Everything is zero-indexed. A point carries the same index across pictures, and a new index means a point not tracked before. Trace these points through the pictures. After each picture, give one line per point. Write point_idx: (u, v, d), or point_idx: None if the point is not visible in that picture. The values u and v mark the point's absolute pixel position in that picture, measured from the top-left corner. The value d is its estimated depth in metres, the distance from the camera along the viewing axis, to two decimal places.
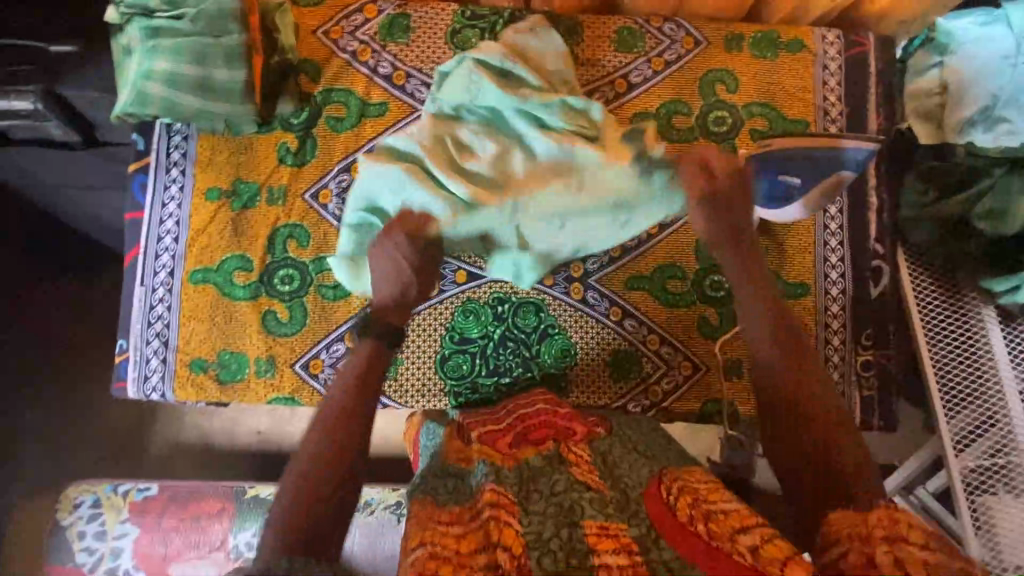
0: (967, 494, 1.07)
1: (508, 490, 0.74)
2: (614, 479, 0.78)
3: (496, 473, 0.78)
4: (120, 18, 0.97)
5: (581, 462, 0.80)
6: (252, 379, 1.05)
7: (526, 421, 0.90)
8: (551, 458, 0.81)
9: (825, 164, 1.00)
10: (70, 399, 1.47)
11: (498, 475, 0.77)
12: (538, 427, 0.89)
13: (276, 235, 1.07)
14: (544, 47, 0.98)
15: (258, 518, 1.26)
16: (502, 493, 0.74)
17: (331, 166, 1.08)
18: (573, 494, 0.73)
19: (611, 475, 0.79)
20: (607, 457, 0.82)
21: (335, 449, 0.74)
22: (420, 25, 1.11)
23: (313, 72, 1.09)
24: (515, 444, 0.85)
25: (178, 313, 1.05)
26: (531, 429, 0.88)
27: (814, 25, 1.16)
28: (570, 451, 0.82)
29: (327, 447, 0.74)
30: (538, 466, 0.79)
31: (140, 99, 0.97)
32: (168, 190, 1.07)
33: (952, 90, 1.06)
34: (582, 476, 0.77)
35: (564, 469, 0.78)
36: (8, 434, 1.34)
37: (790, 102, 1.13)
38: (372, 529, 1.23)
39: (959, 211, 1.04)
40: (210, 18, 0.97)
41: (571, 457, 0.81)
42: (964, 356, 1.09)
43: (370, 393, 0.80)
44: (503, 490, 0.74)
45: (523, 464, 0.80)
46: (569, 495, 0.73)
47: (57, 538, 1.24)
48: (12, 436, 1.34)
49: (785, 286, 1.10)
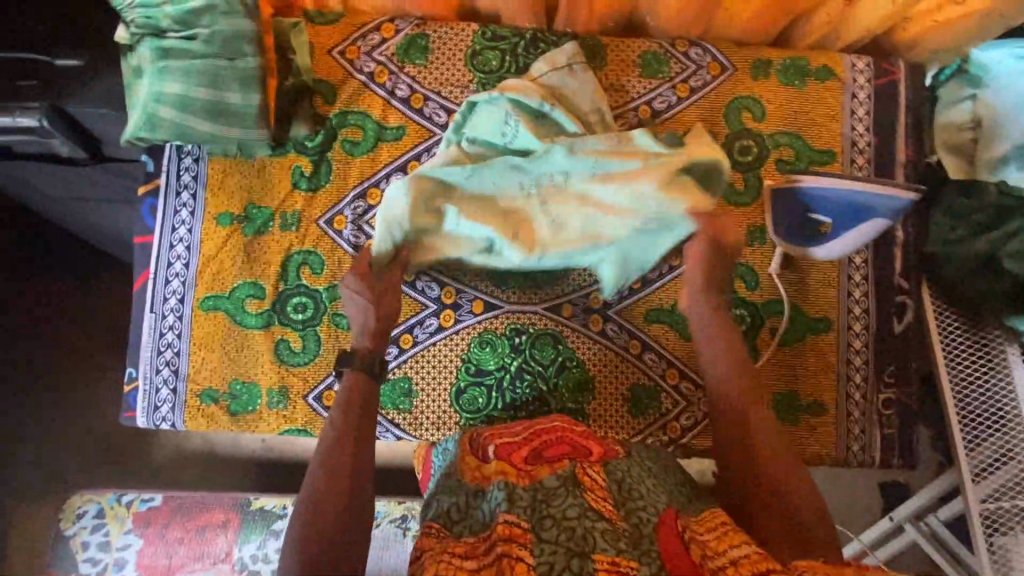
0: (984, 531, 1.04)
1: (520, 521, 0.71)
2: (626, 508, 0.76)
3: (510, 495, 0.75)
4: (130, 38, 0.94)
5: (597, 488, 0.77)
6: (264, 410, 1.03)
7: (543, 438, 0.87)
8: (567, 476, 0.77)
9: (858, 213, 0.93)
10: (69, 399, 1.43)
11: (511, 498, 0.75)
12: (555, 444, 0.86)
13: (289, 262, 1.04)
14: (580, 87, 1.01)
15: (262, 531, 1.23)
16: (513, 522, 0.71)
17: (346, 191, 1.05)
18: (585, 522, 0.71)
19: (625, 504, 0.76)
20: (622, 480, 0.81)
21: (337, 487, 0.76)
22: (440, 46, 1.07)
23: (328, 93, 1.06)
24: (531, 459, 0.83)
25: (188, 341, 1.03)
26: (546, 446, 0.86)
27: (843, 52, 1.13)
28: (586, 473, 0.79)
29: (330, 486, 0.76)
30: (552, 484, 0.76)
31: (150, 122, 0.94)
32: (178, 214, 1.04)
33: (986, 126, 1.06)
34: (597, 503, 0.75)
35: (578, 494, 0.75)
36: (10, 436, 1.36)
37: (817, 132, 1.10)
38: (378, 542, 1.22)
39: (988, 249, 1.01)
40: (224, 40, 0.93)
41: (585, 480, 0.78)
42: (988, 393, 1.05)
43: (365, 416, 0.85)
44: (515, 520, 0.72)
45: (537, 483, 0.77)
46: (583, 522, 0.71)
47: (61, 546, 1.23)
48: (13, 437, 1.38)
49: (807, 320, 1.09)
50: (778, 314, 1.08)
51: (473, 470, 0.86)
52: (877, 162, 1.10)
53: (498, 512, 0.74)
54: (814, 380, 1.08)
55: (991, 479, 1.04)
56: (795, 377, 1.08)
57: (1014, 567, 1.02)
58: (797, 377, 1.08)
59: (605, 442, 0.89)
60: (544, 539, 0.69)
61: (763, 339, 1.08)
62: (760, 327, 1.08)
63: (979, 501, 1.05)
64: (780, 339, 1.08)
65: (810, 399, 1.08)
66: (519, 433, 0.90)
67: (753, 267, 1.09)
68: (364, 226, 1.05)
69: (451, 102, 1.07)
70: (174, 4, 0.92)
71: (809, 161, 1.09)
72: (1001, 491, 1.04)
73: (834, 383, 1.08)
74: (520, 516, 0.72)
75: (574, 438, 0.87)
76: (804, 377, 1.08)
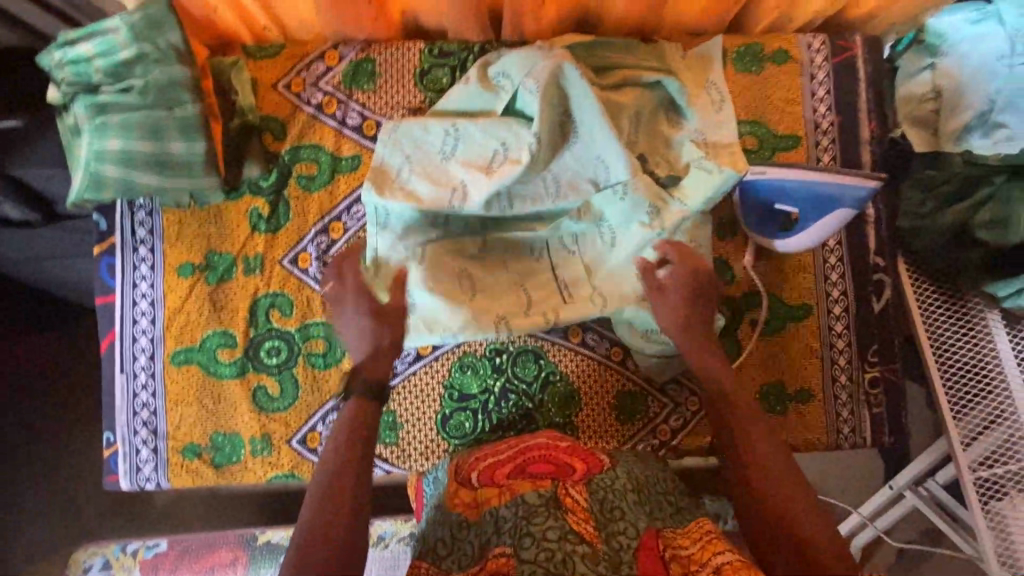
0: (980, 498, 1.02)
1: (506, 550, 0.73)
2: (606, 530, 0.75)
3: (496, 524, 0.78)
4: (63, 97, 0.91)
5: (578, 509, 0.77)
6: (249, 459, 1.01)
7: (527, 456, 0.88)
8: (547, 496, 0.78)
9: (822, 204, 0.93)
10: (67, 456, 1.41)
11: (497, 527, 0.77)
12: (539, 462, 0.88)
13: (258, 307, 1.02)
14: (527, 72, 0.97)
15: (271, 566, 1.23)
16: (500, 554, 0.73)
17: (307, 229, 1.03)
18: (564, 546, 0.71)
19: (605, 526, 0.76)
20: (604, 498, 0.81)
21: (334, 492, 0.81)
22: (387, 69, 1.04)
23: (277, 129, 1.03)
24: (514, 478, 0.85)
25: (163, 398, 1.01)
26: (531, 462, 0.88)
27: (798, 32, 1.11)
28: (567, 494, 0.79)
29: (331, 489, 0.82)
30: (534, 502, 0.76)
31: (94, 183, 0.92)
32: (138, 270, 1.02)
33: (946, 96, 1.03)
34: (577, 525, 0.74)
35: (559, 516, 0.75)
36: None
37: (778, 117, 1.08)
38: (387, 562, 1.21)
39: (962, 219, 1.00)
40: (159, 89, 0.91)
41: (566, 502, 0.78)
42: (970, 360, 1.04)
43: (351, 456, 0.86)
44: (503, 551, 0.73)
45: (518, 499, 0.78)
46: (562, 546, 0.71)
47: None
48: None
49: (786, 309, 1.08)
50: (756, 305, 1.07)
51: (457, 498, 0.86)
52: (843, 141, 1.08)
53: (489, 544, 0.76)
54: (798, 368, 1.08)
55: (982, 446, 1.02)
56: (779, 367, 1.07)
57: (1010, 530, 1.01)
58: (783, 367, 1.07)
59: (587, 457, 0.89)
60: (524, 559, 0.71)
61: (744, 333, 1.07)
62: (740, 322, 1.07)
63: (971, 470, 1.03)
64: (762, 331, 1.07)
65: (797, 388, 1.08)
66: (504, 451, 0.91)
67: (729, 261, 1.07)
68: (331, 262, 1.03)
69: None
70: (105, 58, 0.89)
71: (772, 148, 1.07)
72: (993, 458, 1.02)
73: (819, 368, 1.08)
74: (505, 542, 0.74)
75: (557, 457, 0.88)
76: (789, 367, 1.07)
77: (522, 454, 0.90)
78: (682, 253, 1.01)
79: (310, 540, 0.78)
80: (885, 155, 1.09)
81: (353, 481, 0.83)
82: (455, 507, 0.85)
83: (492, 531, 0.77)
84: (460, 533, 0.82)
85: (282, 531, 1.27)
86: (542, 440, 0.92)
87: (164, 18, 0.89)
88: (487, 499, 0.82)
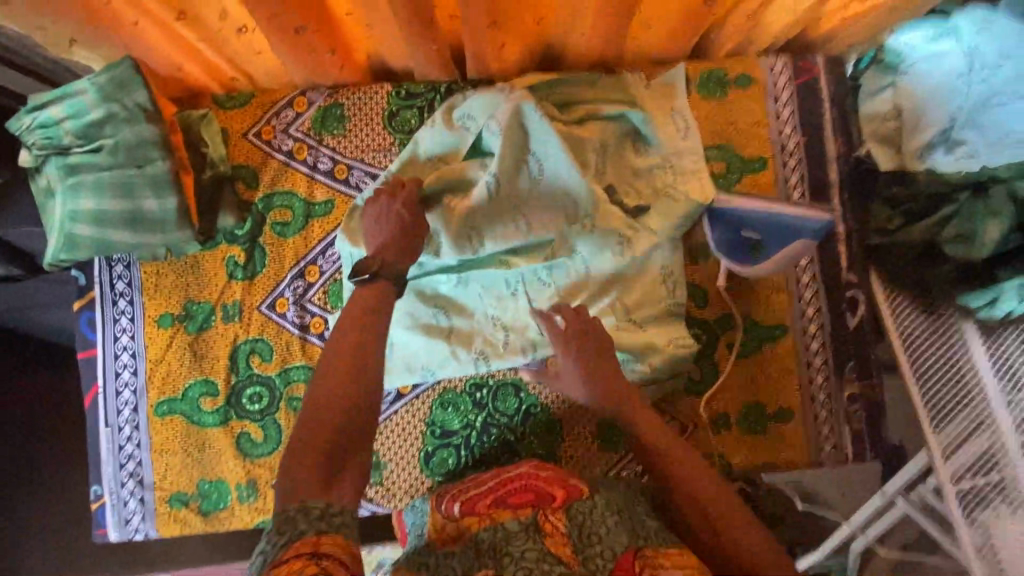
0: (964, 511, 0.99)
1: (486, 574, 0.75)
2: (583, 554, 0.78)
3: (478, 545, 0.80)
4: (35, 160, 0.93)
5: (557, 535, 0.80)
6: (235, 505, 1.02)
7: (507, 486, 0.89)
8: (527, 523, 0.81)
9: (784, 233, 0.93)
10: None
11: (478, 555, 0.78)
12: (520, 490, 0.88)
13: (238, 353, 1.03)
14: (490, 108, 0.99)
15: None
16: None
17: (283, 273, 1.04)
18: (542, 566, 0.75)
19: (583, 550, 0.79)
20: (583, 525, 0.82)
21: (341, 412, 0.71)
22: (356, 113, 1.06)
23: (250, 177, 1.05)
24: (495, 506, 0.86)
25: (148, 449, 1.02)
26: (511, 493, 0.88)
27: (759, 56, 1.13)
28: (547, 520, 0.82)
29: (332, 415, 0.71)
30: (513, 527, 0.80)
31: (69, 242, 0.94)
32: (119, 323, 1.03)
33: (907, 116, 1.06)
34: (556, 548, 0.78)
35: (538, 539, 0.79)
36: None
37: (745, 141, 1.09)
38: None
39: (929, 237, 1.01)
40: (129, 147, 0.92)
41: (546, 527, 0.81)
42: (948, 368, 1.01)
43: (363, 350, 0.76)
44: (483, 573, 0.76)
45: (498, 525, 0.81)
46: (540, 566, 0.75)
47: None
48: None
49: (763, 330, 1.09)
50: (732, 327, 1.08)
51: (439, 533, 0.86)
52: (809, 162, 1.10)
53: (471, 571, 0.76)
54: (777, 388, 1.08)
55: (962, 456, 0.99)
56: (758, 388, 1.08)
57: (997, 542, 0.97)
58: (761, 387, 1.08)
59: (568, 484, 0.90)
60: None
61: (722, 355, 1.08)
62: (717, 344, 1.08)
63: (954, 482, 0.99)
64: (739, 352, 1.08)
65: (776, 407, 1.08)
66: (487, 483, 0.93)
67: (702, 285, 1.09)
68: (308, 305, 1.04)
69: (376, 166, 1.06)
70: (74, 120, 0.91)
71: (740, 172, 1.09)
72: (975, 468, 0.99)
73: (797, 387, 1.09)
74: (487, 566, 0.76)
75: (537, 484, 0.89)
76: (767, 387, 1.08)
77: (503, 486, 0.91)
78: (655, 279, 1.02)
79: (311, 426, 0.71)
80: (852, 173, 1.11)
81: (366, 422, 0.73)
82: (440, 544, 0.85)
83: (473, 557, 0.78)
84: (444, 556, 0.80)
85: None
86: (523, 470, 0.94)
87: (131, 79, 0.90)
88: (472, 526, 0.84)
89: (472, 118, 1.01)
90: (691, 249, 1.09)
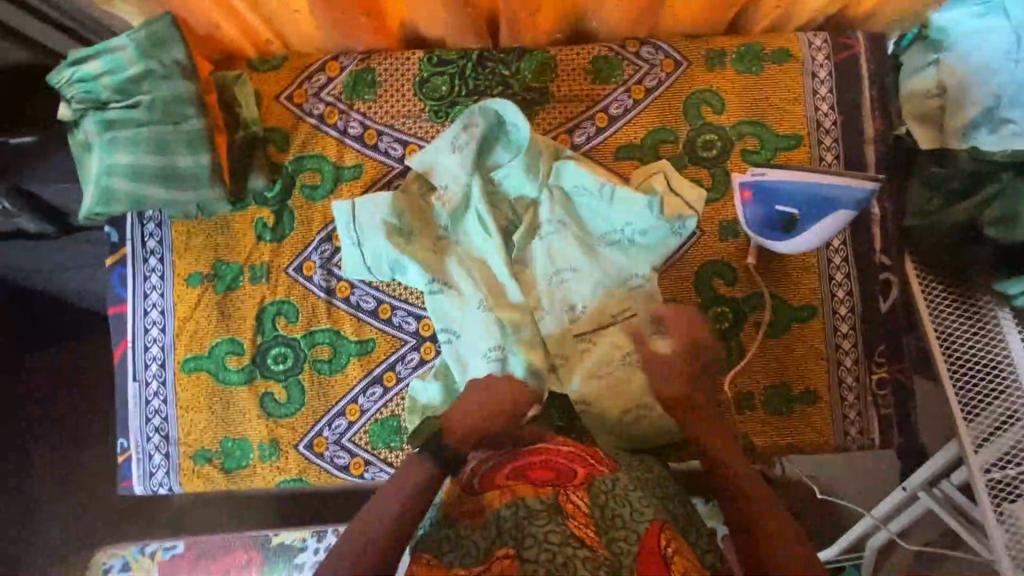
0: (993, 500, 0.97)
1: (509, 552, 0.77)
2: (608, 535, 0.79)
3: (497, 524, 0.80)
4: (73, 114, 0.94)
5: (579, 516, 0.80)
6: (258, 464, 1.04)
7: (526, 458, 0.88)
8: (549, 503, 0.80)
9: (824, 206, 0.92)
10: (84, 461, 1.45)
11: (499, 529, 0.79)
12: (539, 466, 0.87)
13: (264, 314, 1.04)
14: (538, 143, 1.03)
15: (284, 566, 1.30)
16: (502, 556, 0.76)
17: (311, 237, 1.05)
18: (566, 550, 0.74)
19: (607, 533, 0.79)
20: (605, 506, 0.82)
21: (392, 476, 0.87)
22: (387, 79, 1.06)
23: (281, 141, 1.05)
24: (516, 480, 0.85)
25: (174, 405, 1.04)
26: (530, 466, 0.87)
27: (799, 31, 1.10)
28: (568, 500, 0.82)
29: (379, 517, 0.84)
30: (535, 506, 0.79)
31: (105, 197, 0.95)
32: (149, 280, 1.05)
33: (950, 92, 1.02)
34: (578, 530, 0.78)
35: (560, 520, 0.78)
36: (30, 502, 1.40)
37: (780, 117, 1.07)
38: None
39: (968, 217, 0.99)
40: (165, 104, 0.93)
41: (568, 508, 0.81)
42: (981, 356, 0.99)
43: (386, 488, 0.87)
44: (506, 552, 0.76)
45: (518, 502, 0.80)
46: (564, 549, 0.75)
47: None
48: (32, 504, 1.40)
49: (792, 310, 1.07)
50: (760, 307, 1.07)
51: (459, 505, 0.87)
52: (846, 141, 1.07)
53: (491, 547, 0.78)
54: (803, 370, 1.07)
55: (995, 445, 0.97)
56: (785, 369, 1.07)
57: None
58: (786, 367, 1.07)
59: (589, 465, 0.89)
60: (526, 559, 0.75)
61: (748, 335, 1.07)
62: (744, 324, 1.07)
63: (984, 472, 0.97)
64: (766, 332, 1.07)
65: (801, 389, 1.07)
66: (504, 452, 0.91)
67: (730, 262, 1.07)
68: (334, 269, 1.05)
69: (405, 133, 1.06)
70: (112, 75, 0.92)
71: (774, 148, 1.07)
72: (1006, 457, 0.97)
73: (825, 371, 1.07)
74: (506, 545, 0.77)
75: (557, 460, 0.88)
76: (793, 367, 1.07)
77: (521, 456, 0.89)
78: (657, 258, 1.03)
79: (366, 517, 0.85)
80: (889, 154, 1.09)
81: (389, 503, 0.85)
82: (459, 517, 0.85)
83: (495, 534, 0.79)
84: (465, 532, 0.82)
85: (296, 532, 1.34)
86: (543, 443, 0.91)
87: (169, 35, 0.91)
88: (491, 501, 0.84)
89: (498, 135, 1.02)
90: (718, 226, 1.08)
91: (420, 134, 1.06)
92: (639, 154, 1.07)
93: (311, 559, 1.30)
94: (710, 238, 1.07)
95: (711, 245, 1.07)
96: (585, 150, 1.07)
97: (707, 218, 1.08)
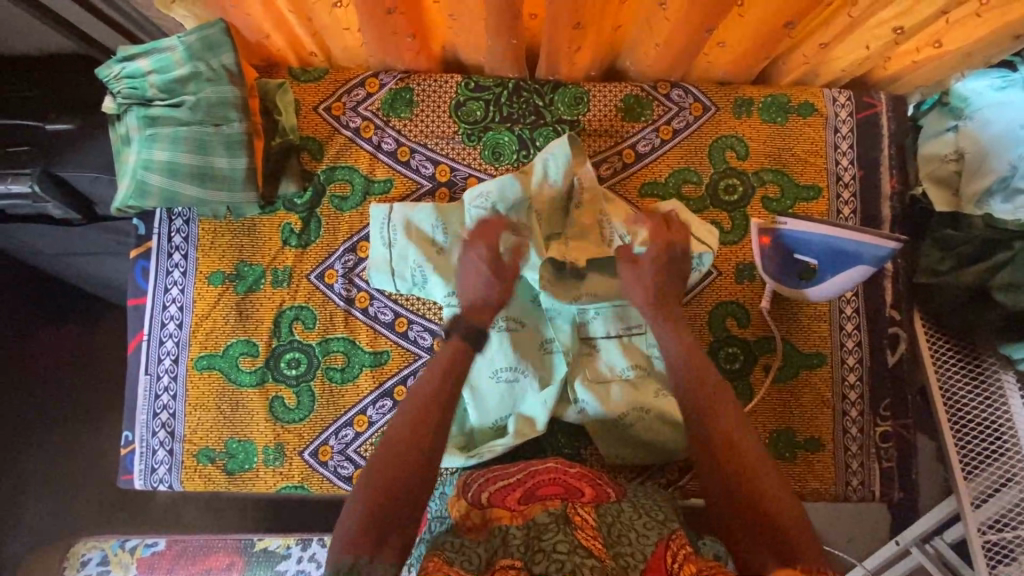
0: (988, 563, 0.97)
1: (515, 564, 0.74)
2: (615, 549, 0.77)
3: (504, 539, 0.78)
4: (117, 108, 0.96)
5: (586, 527, 0.78)
6: (260, 468, 1.03)
7: (536, 478, 0.90)
8: (558, 514, 0.79)
9: (847, 259, 0.95)
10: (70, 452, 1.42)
11: (505, 541, 0.78)
12: (548, 485, 0.89)
13: (282, 318, 1.05)
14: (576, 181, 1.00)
15: (267, 572, 1.28)
16: (508, 566, 0.73)
17: (335, 246, 1.06)
18: (574, 558, 0.72)
19: (614, 546, 0.77)
20: (612, 524, 0.81)
21: (395, 494, 0.76)
22: (424, 98, 1.08)
23: (315, 150, 1.08)
24: (524, 500, 0.85)
25: (184, 402, 1.04)
26: (540, 486, 0.89)
27: (824, 87, 1.13)
28: (577, 513, 0.80)
29: (413, 437, 0.80)
30: (544, 520, 0.78)
31: (139, 191, 0.97)
32: (171, 275, 1.06)
33: (968, 159, 1.04)
34: (586, 541, 0.76)
35: (568, 530, 0.77)
36: (14, 488, 1.37)
37: (802, 167, 1.11)
38: None
39: (978, 281, 1.00)
40: (209, 106, 0.96)
41: (576, 519, 0.79)
42: (982, 417, 1.01)
43: (435, 410, 0.83)
44: (511, 563, 0.73)
45: (528, 522, 0.79)
46: (571, 558, 0.72)
47: None
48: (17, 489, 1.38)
49: (801, 356, 1.08)
50: (771, 350, 1.09)
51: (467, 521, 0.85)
52: (863, 198, 1.11)
53: (497, 557, 0.76)
54: (809, 416, 1.08)
55: (993, 507, 0.98)
56: (790, 414, 1.08)
57: None
58: (791, 413, 1.08)
59: (597, 484, 0.90)
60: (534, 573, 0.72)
61: (758, 376, 1.08)
62: (754, 365, 1.08)
63: (979, 532, 0.98)
64: (775, 375, 1.08)
65: (807, 436, 1.08)
66: (512, 474, 0.92)
67: (744, 305, 1.09)
68: (356, 279, 1.06)
69: (438, 152, 1.08)
70: (159, 74, 0.94)
71: (794, 198, 1.10)
72: (1001, 521, 0.98)
73: (831, 419, 1.08)
74: (512, 557, 0.75)
75: (566, 479, 0.90)
76: (799, 412, 1.08)
77: (532, 477, 0.91)
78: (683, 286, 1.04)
79: (382, 462, 0.79)
80: (904, 212, 1.12)
81: (435, 428, 0.82)
82: (465, 530, 0.83)
83: (499, 546, 0.78)
84: (469, 543, 0.80)
85: (281, 538, 1.32)
86: (551, 464, 0.94)
87: (220, 41, 0.93)
88: (497, 518, 0.83)
89: (552, 163, 0.99)
90: (734, 268, 1.09)
91: (452, 155, 1.08)
92: (663, 192, 1.10)
93: (295, 568, 1.28)
94: (725, 280, 1.09)
95: (727, 286, 1.09)
96: (610, 184, 1.10)
97: (724, 260, 1.10)
